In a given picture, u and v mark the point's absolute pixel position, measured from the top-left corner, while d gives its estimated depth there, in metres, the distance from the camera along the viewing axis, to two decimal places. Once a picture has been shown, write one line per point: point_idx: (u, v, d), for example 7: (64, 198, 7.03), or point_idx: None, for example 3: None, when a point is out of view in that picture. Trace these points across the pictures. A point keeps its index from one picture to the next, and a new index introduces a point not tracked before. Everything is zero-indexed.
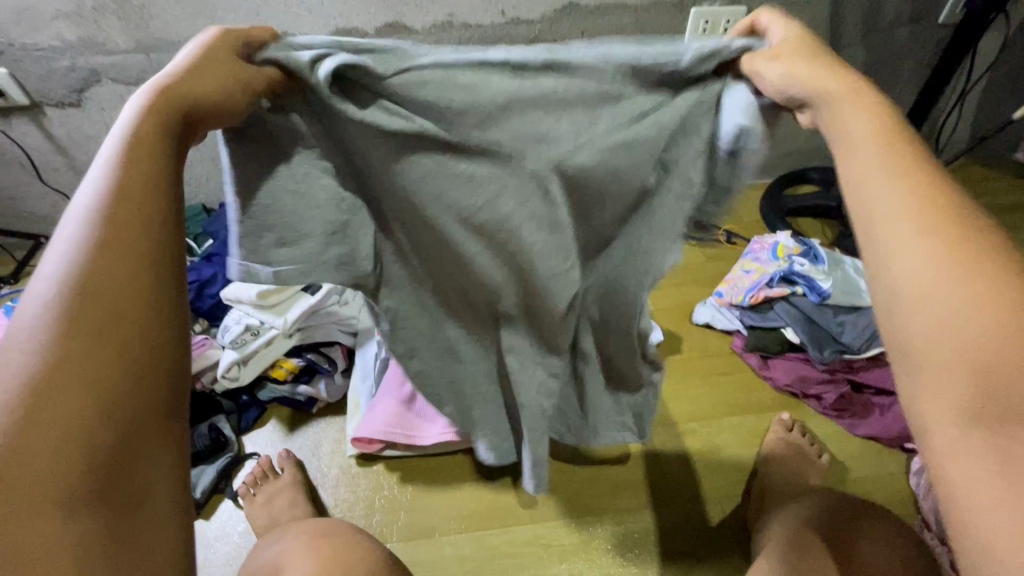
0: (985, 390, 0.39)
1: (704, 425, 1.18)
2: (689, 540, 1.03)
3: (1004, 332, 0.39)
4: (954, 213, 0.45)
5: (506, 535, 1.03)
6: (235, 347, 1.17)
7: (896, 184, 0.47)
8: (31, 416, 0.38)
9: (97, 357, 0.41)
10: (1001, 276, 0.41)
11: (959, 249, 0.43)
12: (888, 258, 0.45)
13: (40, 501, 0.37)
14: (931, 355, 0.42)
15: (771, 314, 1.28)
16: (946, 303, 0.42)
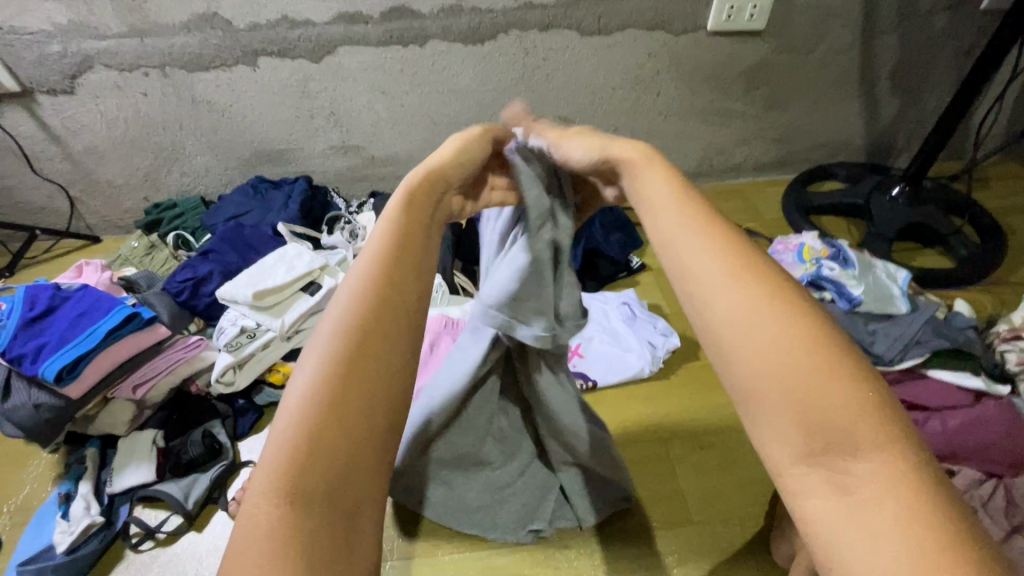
0: (810, 425, 0.36)
1: (724, 437, 1.12)
2: (713, 565, 0.95)
3: (818, 366, 0.37)
4: (754, 257, 0.45)
5: (514, 554, 0.97)
6: (230, 350, 1.11)
7: (705, 236, 0.47)
8: (319, 411, 0.39)
9: (361, 374, 0.41)
10: (798, 315, 0.41)
11: (765, 291, 0.42)
12: (704, 301, 0.44)
13: (297, 494, 0.35)
14: (761, 394, 0.38)
15: None
16: (763, 339, 0.40)
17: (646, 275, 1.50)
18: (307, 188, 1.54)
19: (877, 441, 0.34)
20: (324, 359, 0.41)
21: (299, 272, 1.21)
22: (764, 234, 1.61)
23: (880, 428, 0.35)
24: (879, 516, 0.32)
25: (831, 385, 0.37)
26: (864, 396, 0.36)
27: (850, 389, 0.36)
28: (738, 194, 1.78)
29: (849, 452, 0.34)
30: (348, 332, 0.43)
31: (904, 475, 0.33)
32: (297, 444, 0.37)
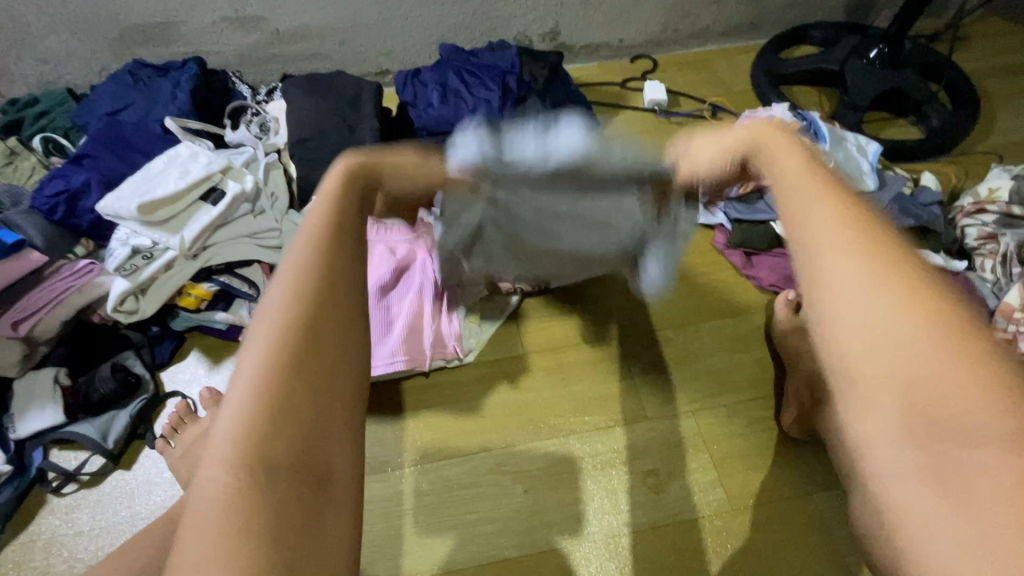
0: (911, 410, 0.42)
1: (681, 331, 1.08)
2: (666, 458, 0.95)
3: (941, 350, 0.42)
4: (878, 238, 0.47)
5: (466, 464, 0.94)
6: (124, 274, 0.95)
7: (829, 205, 0.49)
8: (267, 398, 0.43)
9: (310, 353, 0.46)
10: (932, 301, 0.44)
11: (883, 275, 0.45)
12: (819, 280, 0.47)
13: (259, 466, 0.41)
14: (861, 376, 0.44)
15: (760, 206, 1.13)
16: (890, 327, 0.44)
17: None
18: (199, 72, 1.26)
19: (990, 431, 0.40)
20: (267, 354, 0.45)
21: (194, 178, 1.01)
22: (730, 109, 1.47)
23: (998, 419, 0.40)
24: (985, 484, 0.39)
25: (951, 371, 0.41)
26: (980, 381, 0.41)
27: (974, 381, 0.41)
28: (703, 64, 1.60)
29: (947, 443, 0.41)
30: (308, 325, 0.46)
31: (1009, 455, 0.39)
32: (249, 437, 0.42)
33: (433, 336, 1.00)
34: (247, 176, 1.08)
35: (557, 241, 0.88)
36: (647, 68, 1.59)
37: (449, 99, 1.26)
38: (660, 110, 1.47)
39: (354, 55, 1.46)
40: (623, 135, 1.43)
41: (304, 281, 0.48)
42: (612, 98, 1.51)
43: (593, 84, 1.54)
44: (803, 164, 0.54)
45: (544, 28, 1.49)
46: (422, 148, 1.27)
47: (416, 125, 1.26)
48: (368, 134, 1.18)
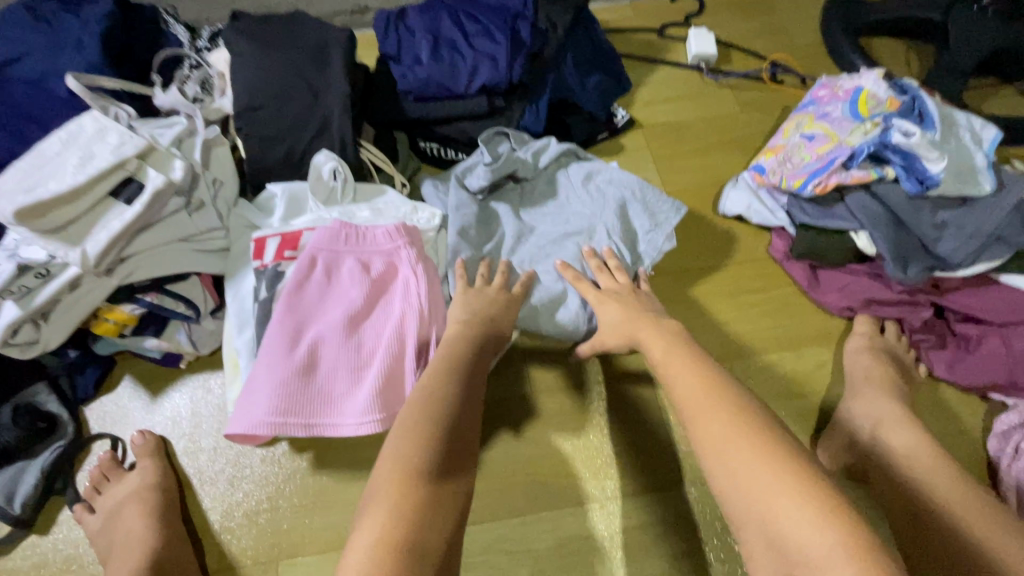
0: (771, 544, 0.50)
1: (728, 367, 0.88)
2: (705, 535, 0.77)
3: (791, 482, 0.52)
4: (721, 392, 0.62)
5: (459, 540, 0.76)
6: (13, 298, 0.73)
7: (686, 370, 0.65)
8: (386, 492, 0.56)
9: (409, 464, 0.58)
10: (762, 436, 0.56)
11: (738, 434, 0.57)
12: (692, 433, 0.61)
13: (384, 543, 0.52)
14: (739, 518, 0.54)
15: (837, 210, 0.87)
16: (745, 470, 0.54)
17: (634, 137, 1.11)
18: (116, 10, 0.97)
19: (827, 548, 0.47)
20: (386, 496, 0.55)
21: (101, 168, 0.76)
22: (795, 69, 1.18)
23: (824, 515, 0.49)
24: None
25: (780, 487, 0.52)
26: (821, 503, 0.50)
27: (811, 504, 0.50)
28: (761, 6, 1.28)
29: (801, 546, 0.49)
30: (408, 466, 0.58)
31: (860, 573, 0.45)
32: (377, 522, 0.53)
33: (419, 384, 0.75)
34: (174, 162, 0.81)
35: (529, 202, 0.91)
36: (691, 10, 1.27)
37: (442, 54, 0.97)
38: (706, 69, 1.18)
39: None
40: (659, 102, 1.15)
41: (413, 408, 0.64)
42: (647, 51, 1.22)
43: (623, 31, 1.23)
44: (663, 348, 0.70)
45: None
46: (408, 118, 1.00)
47: (399, 87, 0.98)
48: (337, 101, 0.91)
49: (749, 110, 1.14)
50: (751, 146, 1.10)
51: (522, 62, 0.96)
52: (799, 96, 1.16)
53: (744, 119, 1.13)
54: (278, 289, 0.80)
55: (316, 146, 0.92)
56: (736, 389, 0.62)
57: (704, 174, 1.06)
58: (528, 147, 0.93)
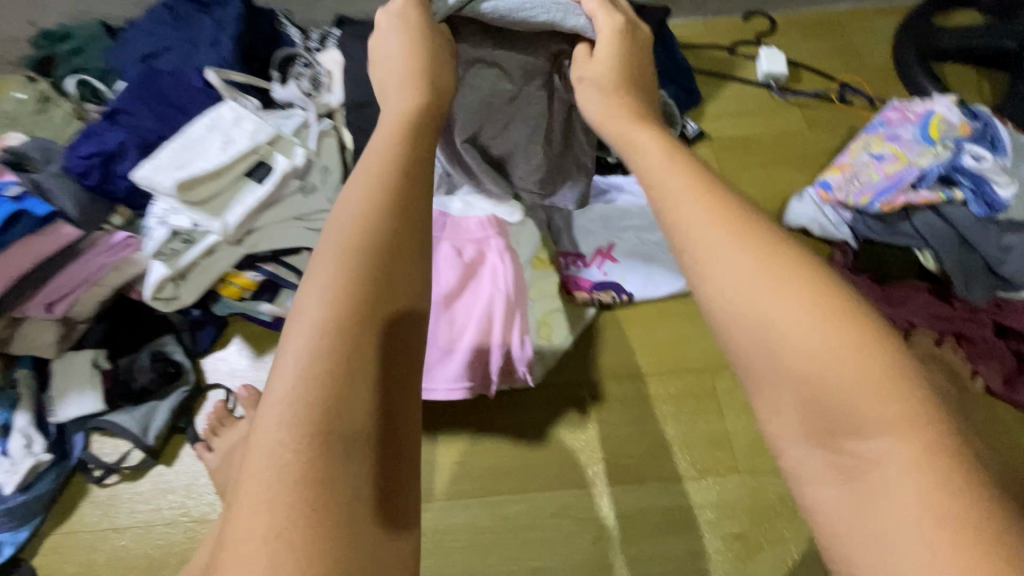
0: (811, 405, 0.39)
1: None
2: (756, 520, 0.83)
3: (833, 337, 0.39)
4: (748, 218, 0.45)
5: (529, 503, 0.84)
6: (162, 259, 0.85)
7: (695, 194, 0.46)
8: (306, 387, 0.39)
9: (349, 327, 0.41)
10: (808, 278, 0.41)
11: (772, 274, 0.42)
12: (703, 253, 0.44)
13: (320, 436, 0.38)
14: (757, 364, 0.41)
15: (904, 230, 0.92)
16: (786, 313, 0.40)
17: (703, 148, 1.16)
18: (246, 12, 1.10)
19: (885, 423, 0.36)
20: (330, 308, 0.42)
21: (239, 150, 0.88)
22: (864, 91, 1.22)
23: (894, 397, 0.37)
24: (898, 485, 0.35)
25: (841, 358, 0.38)
26: (881, 374, 0.37)
27: (862, 370, 0.38)
28: (833, 27, 1.32)
29: (852, 436, 0.37)
30: (348, 286, 0.43)
31: (919, 455, 0.35)
32: (294, 418, 0.38)
33: (501, 362, 0.83)
34: (297, 149, 0.94)
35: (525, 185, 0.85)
36: (763, 29, 1.32)
37: None
38: (775, 87, 1.23)
39: None
40: (728, 116, 1.20)
41: (341, 232, 0.45)
42: (718, 67, 1.27)
43: (696, 46, 1.29)
44: (676, 164, 0.50)
45: None
46: None
47: None
48: None
49: (816, 128, 1.18)
50: (816, 162, 1.14)
51: None
52: (867, 117, 1.19)
53: (811, 136, 1.17)
54: None
55: None
56: (747, 208, 0.46)
57: (768, 187, 1.11)
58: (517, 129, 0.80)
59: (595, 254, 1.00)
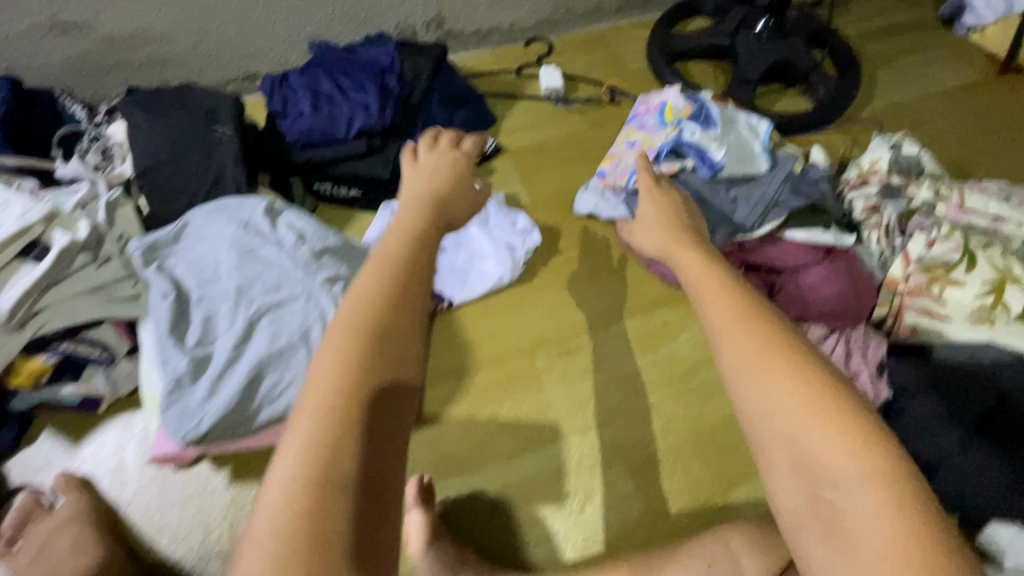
0: (800, 467, 0.45)
1: (593, 336, 1.06)
2: (583, 476, 0.93)
3: (801, 400, 0.46)
4: (757, 305, 0.54)
5: None
6: None
7: (718, 287, 0.57)
8: (313, 475, 0.38)
9: (348, 433, 0.40)
10: (783, 353, 0.49)
11: (766, 350, 0.50)
12: (719, 329, 0.53)
13: (322, 527, 0.36)
14: (761, 436, 0.48)
15: (659, 197, 1.09)
16: (768, 385, 0.48)
17: (503, 161, 1.30)
18: (12, 96, 1.05)
19: (867, 482, 0.42)
20: (323, 388, 0.42)
21: (7, 234, 0.85)
22: (628, 92, 1.43)
23: (874, 460, 0.43)
24: (875, 534, 0.41)
25: (818, 418, 0.45)
26: (863, 437, 0.44)
27: (845, 437, 0.44)
28: (598, 43, 1.55)
29: (832, 487, 0.43)
30: (346, 370, 0.42)
31: (895, 506, 0.41)
32: (303, 510, 0.37)
33: None
34: (80, 223, 0.92)
35: (267, 315, 0.86)
36: (542, 52, 1.52)
37: (321, 108, 1.13)
38: (557, 98, 1.41)
39: (213, 60, 1.29)
40: (521, 129, 1.36)
41: (373, 310, 0.45)
42: (507, 88, 1.43)
43: (486, 73, 1.45)
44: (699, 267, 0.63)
45: (426, 15, 1.38)
46: (299, 164, 1.14)
47: (287, 139, 1.13)
48: (229, 157, 1.04)
49: (596, 128, 1.37)
50: (598, 157, 1.32)
51: (391, 109, 1.15)
52: None
53: (593, 136, 1.36)
54: (166, 329, 0.83)
55: (213, 196, 1.03)
56: (751, 289, 0.58)
57: (561, 184, 1.27)
58: (276, 232, 0.93)
59: None
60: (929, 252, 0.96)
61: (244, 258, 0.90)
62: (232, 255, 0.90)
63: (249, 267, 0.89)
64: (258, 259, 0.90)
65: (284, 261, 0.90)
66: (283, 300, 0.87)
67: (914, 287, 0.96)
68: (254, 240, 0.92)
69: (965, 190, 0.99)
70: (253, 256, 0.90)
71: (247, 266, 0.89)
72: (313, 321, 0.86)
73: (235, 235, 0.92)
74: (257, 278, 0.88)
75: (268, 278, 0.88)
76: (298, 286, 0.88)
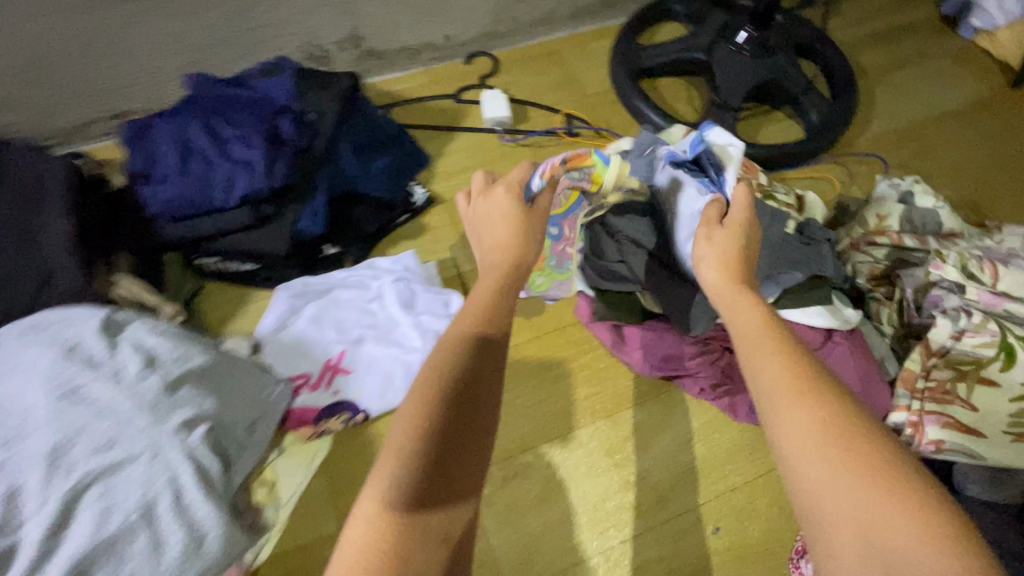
0: (876, 561, 0.40)
1: (546, 449, 0.86)
2: None
3: (873, 488, 0.42)
4: (818, 378, 0.49)
5: None
6: None
7: (770, 350, 0.51)
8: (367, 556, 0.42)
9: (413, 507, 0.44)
10: (866, 441, 0.45)
11: (825, 432, 0.45)
12: (770, 407, 0.49)
13: None
14: (824, 517, 0.43)
15: (621, 271, 0.88)
16: (822, 460, 0.44)
17: (437, 214, 1.07)
18: None
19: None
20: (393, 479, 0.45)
21: None
22: (588, 121, 1.21)
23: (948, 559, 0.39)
24: None
25: (903, 516, 0.41)
26: (936, 533, 0.40)
27: (922, 530, 0.40)
28: (553, 59, 1.31)
29: None
30: (410, 443, 0.46)
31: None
32: None
33: None
34: None
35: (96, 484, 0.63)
36: (486, 71, 1.27)
37: (191, 169, 0.89)
38: (503, 131, 1.18)
39: (60, 99, 1.02)
40: (460, 172, 1.13)
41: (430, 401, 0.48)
42: (444, 118, 1.19)
43: (417, 101, 1.20)
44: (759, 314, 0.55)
45: (338, 33, 1.13)
46: (167, 241, 0.89)
47: (149, 211, 0.88)
48: (58, 245, 0.78)
49: None
50: None
51: (284, 164, 0.90)
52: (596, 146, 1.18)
53: None
54: None
55: (41, 300, 0.78)
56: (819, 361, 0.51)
57: None
58: (114, 355, 0.70)
59: (324, 372, 0.88)
60: (956, 346, 0.77)
61: (62, 400, 0.66)
62: (49, 396, 0.66)
63: (71, 415, 0.66)
64: (84, 400, 0.67)
65: (122, 400, 0.67)
66: (120, 459, 0.65)
67: (936, 387, 0.78)
68: (82, 371, 0.68)
69: (1000, 264, 0.81)
70: (78, 396, 0.67)
71: (69, 411, 0.66)
72: (161, 490, 0.64)
73: (53, 365, 0.68)
74: (83, 430, 0.65)
75: (99, 427, 0.66)
76: (141, 438, 0.66)
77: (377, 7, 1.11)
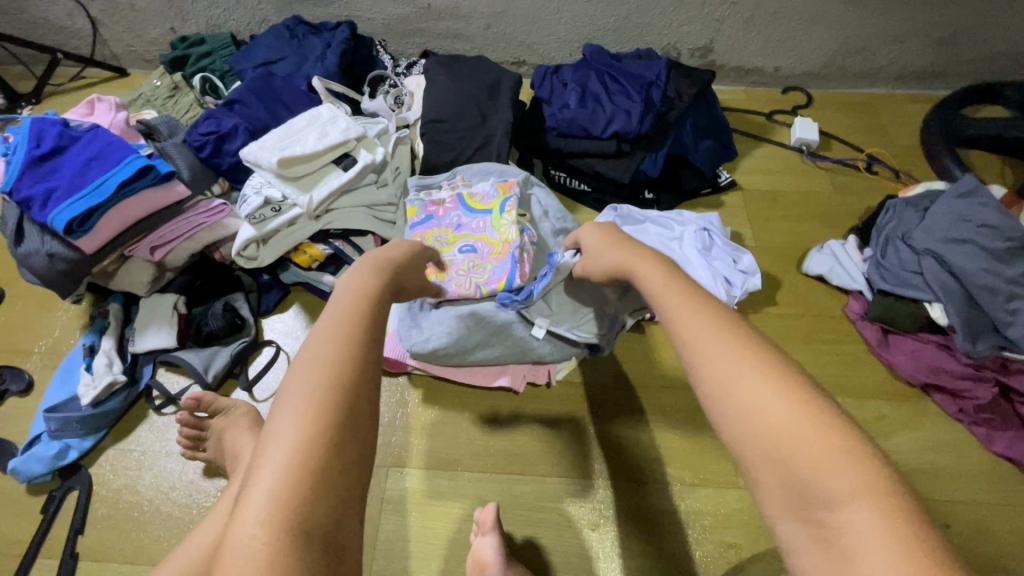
0: (788, 483, 0.41)
1: None
2: (749, 533, 0.87)
3: (798, 408, 0.43)
4: (734, 327, 0.51)
5: (538, 484, 0.91)
6: (253, 222, 0.99)
7: (688, 302, 0.55)
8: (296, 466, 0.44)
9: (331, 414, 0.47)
10: (789, 375, 0.46)
11: (748, 366, 0.47)
12: (699, 365, 0.50)
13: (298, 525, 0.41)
14: (743, 445, 0.45)
15: (915, 281, 0.99)
16: (739, 383, 0.47)
17: (733, 197, 1.28)
18: (350, 37, 1.29)
19: (854, 489, 0.38)
20: (311, 391, 0.48)
21: (333, 141, 1.03)
22: (889, 164, 1.32)
23: (862, 478, 0.39)
24: (872, 547, 0.36)
25: (815, 435, 0.42)
26: (843, 439, 0.41)
27: (829, 441, 0.41)
28: (866, 108, 1.44)
29: (826, 507, 0.39)
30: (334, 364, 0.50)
31: (890, 520, 0.37)
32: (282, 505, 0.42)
33: (531, 363, 0.97)
34: (379, 148, 1.09)
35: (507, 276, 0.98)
36: (800, 102, 1.46)
37: (587, 104, 1.20)
38: (807, 151, 1.34)
39: (496, 43, 1.44)
40: (760, 172, 1.32)
41: (342, 326, 0.53)
42: (755, 129, 1.40)
43: (736, 110, 1.43)
44: (662, 275, 0.61)
45: (696, 43, 1.40)
46: (549, 148, 1.22)
47: (548, 124, 1.21)
48: (500, 126, 1.16)
49: (843, 192, 1.28)
50: (840, 221, 1.23)
51: (650, 120, 1.17)
52: (892, 187, 1.29)
53: (837, 198, 1.27)
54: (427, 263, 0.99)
55: (475, 157, 1.15)
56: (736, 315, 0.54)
57: (792, 238, 1.21)
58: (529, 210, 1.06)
59: None
60: None
61: (497, 221, 1.03)
62: (490, 216, 1.03)
63: (499, 230, 1.02)
64: (510, 225, 1.02)
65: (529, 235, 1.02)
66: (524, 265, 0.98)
67: None
68: (509, 206, 1.04)
69: None
70: (506, 221, 1.03)
71: (500, 229, 1.02)
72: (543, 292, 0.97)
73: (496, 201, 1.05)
74: (504, 241, 1.01)
75: (516, 246, 1.00)
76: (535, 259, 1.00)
77: (737, 29, 1.36)
